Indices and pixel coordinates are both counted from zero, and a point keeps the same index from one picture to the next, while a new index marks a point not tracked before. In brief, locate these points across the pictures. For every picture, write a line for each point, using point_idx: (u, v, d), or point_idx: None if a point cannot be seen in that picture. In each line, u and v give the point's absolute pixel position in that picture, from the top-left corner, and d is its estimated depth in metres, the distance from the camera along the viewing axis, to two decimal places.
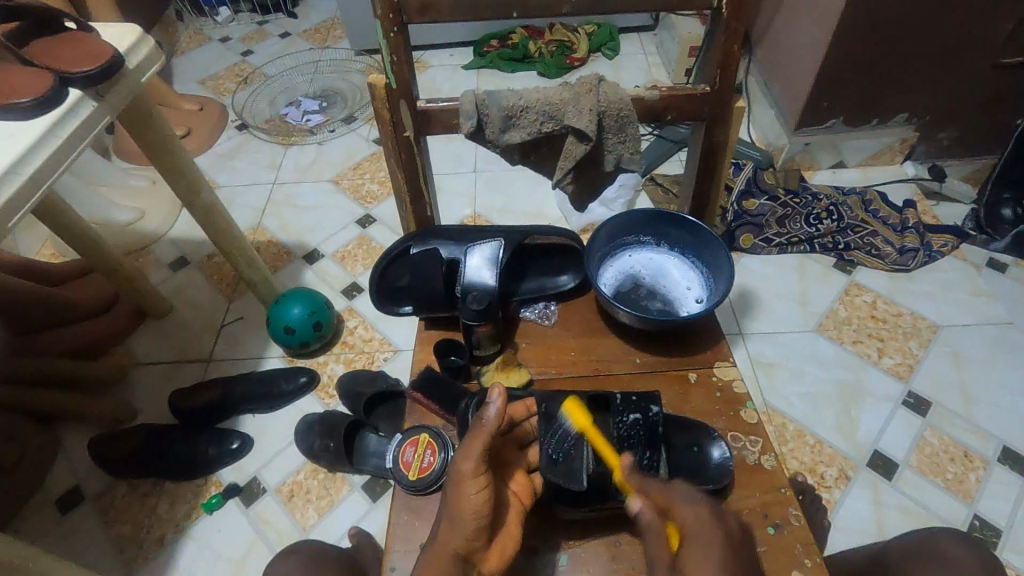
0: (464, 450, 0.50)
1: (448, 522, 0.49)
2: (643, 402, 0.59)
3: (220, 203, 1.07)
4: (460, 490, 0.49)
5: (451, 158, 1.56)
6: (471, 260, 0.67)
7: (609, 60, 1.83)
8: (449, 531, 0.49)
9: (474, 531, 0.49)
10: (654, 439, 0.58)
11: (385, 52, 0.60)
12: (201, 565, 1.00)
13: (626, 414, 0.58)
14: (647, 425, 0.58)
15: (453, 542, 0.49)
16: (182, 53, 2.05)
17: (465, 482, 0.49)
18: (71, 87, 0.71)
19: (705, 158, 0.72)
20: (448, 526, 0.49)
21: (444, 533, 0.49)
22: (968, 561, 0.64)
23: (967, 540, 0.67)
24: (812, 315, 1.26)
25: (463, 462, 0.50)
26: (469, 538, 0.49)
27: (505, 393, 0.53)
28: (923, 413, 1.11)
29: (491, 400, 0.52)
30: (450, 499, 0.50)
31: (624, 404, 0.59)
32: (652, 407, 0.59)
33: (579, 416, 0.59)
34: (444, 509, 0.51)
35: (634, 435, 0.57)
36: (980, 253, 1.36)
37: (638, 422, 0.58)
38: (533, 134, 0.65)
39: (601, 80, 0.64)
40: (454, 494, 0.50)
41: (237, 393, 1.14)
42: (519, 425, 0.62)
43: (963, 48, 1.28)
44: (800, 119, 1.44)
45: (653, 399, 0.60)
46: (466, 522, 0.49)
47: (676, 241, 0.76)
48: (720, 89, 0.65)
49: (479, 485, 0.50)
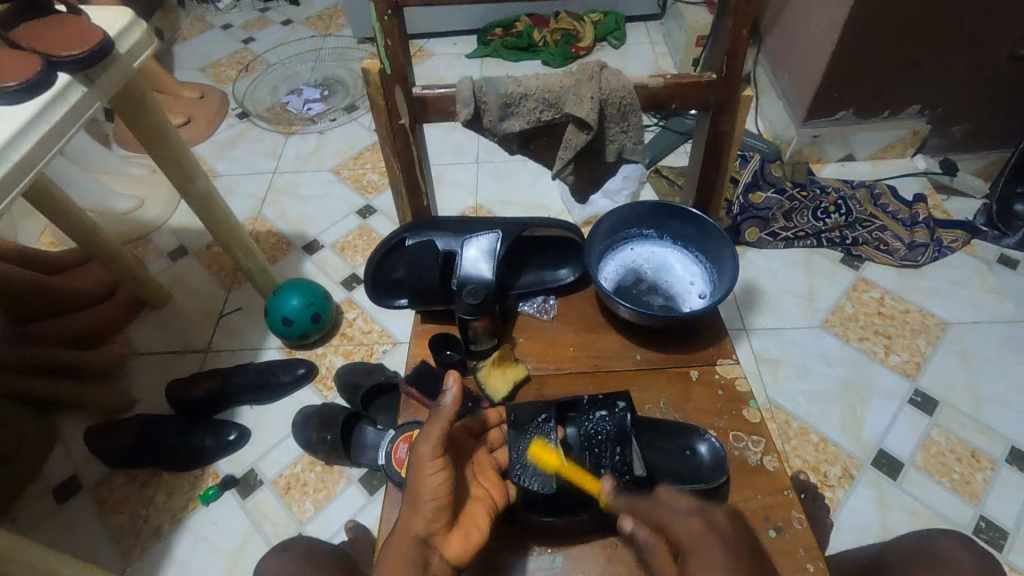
0: (423, 433, 0.51)
1: (409, 507, 0.49)
2: (610, 400, 0.60)
3: (216, 192, 1.05)
4: (418, 473, 0.49)
5: (454, 148, 1.54)
6: (467, 252, 0.66)
7: (616, 49, 1.79)
8: (409, 513, 0.49)
9: (433, 512, 0.48)
10: (624, 436, 0.57)
11: (380, 36, 0.58)
12: (198, 556, 0.99)
13: (594, 413, 0.59)
14: (615, 423, 0.58)
15: (414, 525, 0.48)
16: (183, 40, 2.02)
17: (423, 465, 0.49)
18: (60, 72, 0.69)
19: (711, 150, 0.70)
20: (409, 509, 0.49)
21: (404, 518, 0.49)
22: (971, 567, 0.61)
23: (965, 541, 0.65)
24: (818, 311, 1.23)
25: (422, 444, 0.50)
26: (429, 520, 0.48)
27: (461, 380, 0.54)
28: (930, 412, 1.09)
29: (447, 387, 0.53)
30: (411, 482, 0.50)
31: (591, 403, 0.60)
32: (620, 404, 0.59)
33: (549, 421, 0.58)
34: (404, 496, 0.51)
35: (602, 434, 0.58)
36: (991, 249, 1.33)
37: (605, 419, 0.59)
38: (533, 123, 0.63)
39: (603, 67, 0.62)
40: (413, 476, 0.50)
41: (234, 383, 1.12)
42: (491, 428, 0.61)
43: (979, 39, 1.24)
44: (809, 110, 1.41)
45: (619, 397, 0.60)
46: (425, 502, 0.48)
47: (679, 235, 0.74)
48: (728, 77, 0.63)
49: (436, 468, 0.49)
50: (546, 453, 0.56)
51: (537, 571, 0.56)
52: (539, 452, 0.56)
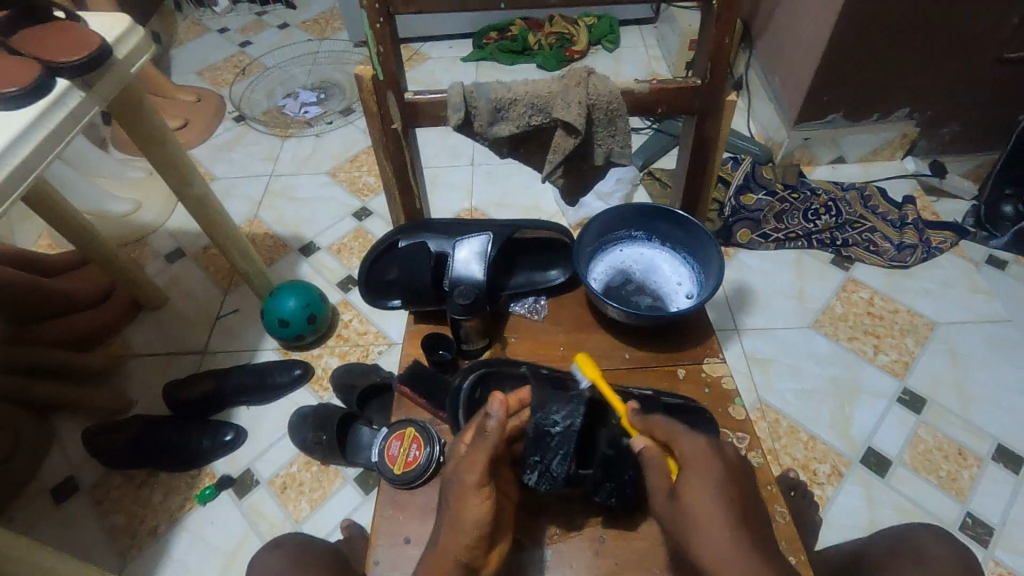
0: (469, 460, 0.51)
1: (449, 528, 0.51)
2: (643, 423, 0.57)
3: (213, 194, 1.06)
4: (462, 500, 0.50)
5: (448, 151, 1.55)
6: (459, 254, 0.67)
7: (609, 53, 1.81)
8: (449, 536, 0.50)
9: (475, 539, 0.50)
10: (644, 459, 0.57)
11: (372, 43, 0.60)
12: (194, 555, 1.00)
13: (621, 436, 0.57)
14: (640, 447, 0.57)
15: (455, 550, 0.50)
16: (180, 43, 2.04)
17: (469, 494, 0.50)
18: (59, 78, 0.71)
19: (696, 153, 0.71)
20: (449, 532, 0.50)
21: (444, 540, 0.51)
22: (947, 560, 0.63)
23: (942, 535, 0.66)
24: (808, 311, 1.25)
25: (467, 471, 0.51)
26: (469, 546, 0.50)
27: (506, 405, 0.54)
28: (918, 410, 1.11)
29: (493, 412, 0.53)
30: (452, 506, 0.51)
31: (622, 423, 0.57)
32: None
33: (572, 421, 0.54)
34: (443, 515, 0.52)
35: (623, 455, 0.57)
36: (980, 250, 1.35)
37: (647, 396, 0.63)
38: (522, 127, 0.64)
39: (591, 72, 0.63)
40: (455, 500, 0.51)
41: (231, 384, 1.13)
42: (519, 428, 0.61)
43: (965, 44, 1.27)
44: (799, 113, 1.43)
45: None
46: (466, 529, 0.50)
47: (668, 236, 0.75)
48: (712, 82, 0.64)
49: (481, 497, 0.50)
50: (589, 361, 0.60)
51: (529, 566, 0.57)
52: (582, 360, 0.60)
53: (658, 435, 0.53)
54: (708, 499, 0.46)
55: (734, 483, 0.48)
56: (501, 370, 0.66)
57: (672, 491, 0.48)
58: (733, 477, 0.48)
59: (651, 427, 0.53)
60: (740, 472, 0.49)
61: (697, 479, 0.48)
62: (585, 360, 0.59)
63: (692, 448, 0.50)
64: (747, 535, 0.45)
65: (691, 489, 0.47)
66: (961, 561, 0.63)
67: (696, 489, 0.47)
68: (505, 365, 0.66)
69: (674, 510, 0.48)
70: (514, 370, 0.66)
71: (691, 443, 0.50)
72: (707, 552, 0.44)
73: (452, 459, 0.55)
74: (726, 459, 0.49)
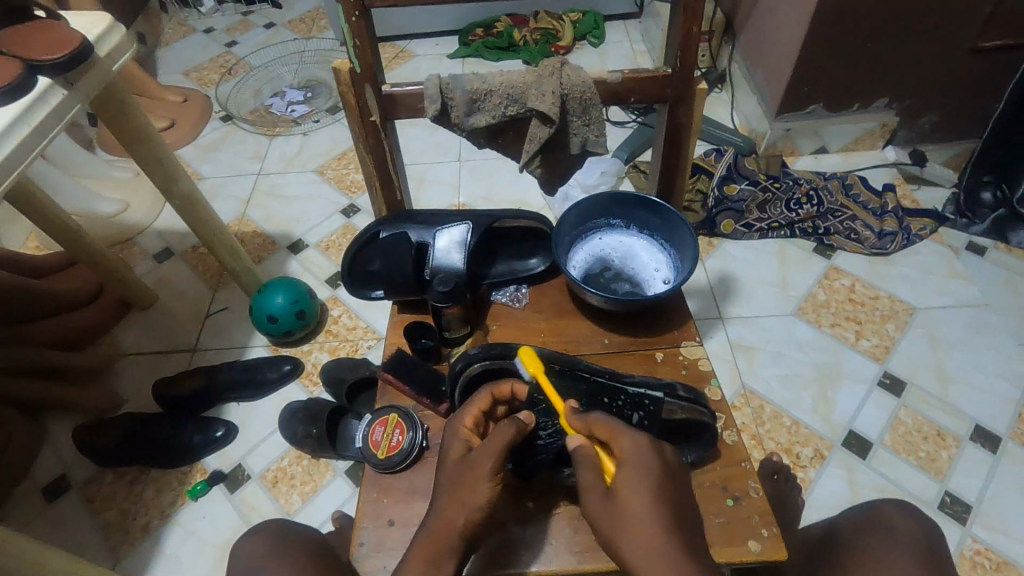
0: (489, 446, 0.55)
1: (451, 505, 0.54)
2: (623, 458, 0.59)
3: (199, 191, 1.07)
4: (472, 483, 0.54)
5: (436, 147, 1.56)
6: (439, 242, 0.69)
7: (594, 48, 1.83)
8: (452, 511, 0.53)
9: (477, 520, 0.53)
10: None
11: (349, 37, 0.61)
12: (186, 550, 1.01)
13: None
14: None
15: (457, 530, 0.53)
16: (166, 44, 2.04)
17: (481, 480, 0.54)
18: (40, 75, 0.71)
19: (670, 141, 0.73)
20: (453, 510, 0.53)
21: (444, 516, 0.53)
22: (913, 531, 0.66)
23: (906, 509, 0.69)
24: (791, 299, 1.27)
25: (484, 457, 0.54)
26: (471, 526, 0.53)
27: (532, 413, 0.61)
28: (898, 394, 1.13)
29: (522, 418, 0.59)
30: (455, 485, 0.54)
31: None
32: None
33: (554, 431, 0.61)
34: (445, 491, 0.55)
35: None
36: (959, 236, 1.38)
37: (657, 398, 0.61)
38: (498, 117, 0.65)
39: (564, 63, 0.64)
40: (466, 478, 0.54)
41: (221, 380, 1.14)
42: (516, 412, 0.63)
43: (941, 34, 1.29)
44: (780, 104, 1.45)
45: None
46: (477, 506, 0.53)
47: (645, 224, 0.77)
48: (682, 70, 0.66)
49: (491, 484, 0.54)
50: (535, 358, 0.61)
51: (511, 544, 0.59)
52: (527, 356, 0.61)
53: (598, 433, 0.55)
54: (642, 498, 0.50)
55: (666, 485, 0.52)
56: (507, 365, 0.63)
57: (606, 490, 0.52)
58: (665, 482, 0.52)
59: (590, 426, 0.56)
60: (673, 475, 0.53)
61: (631, 480, 0.51)
62: (528, 353, 0.62)
63: (628, 443, 0.53)
64: (666, 531, 0.49)
65: (625, 486, 0.51)
66: (926, 535, 0.65)
67: (631, 492, 0.51)
68: (511, 351, 0.64)
69: (605, 506, 0.51)
70: (519, 363, 0.65)
71: (632, 443, 0.53)
72: (635, 549, 0.49)
73: (453, 441, 0.58)
74: (663, 459, 0.54)
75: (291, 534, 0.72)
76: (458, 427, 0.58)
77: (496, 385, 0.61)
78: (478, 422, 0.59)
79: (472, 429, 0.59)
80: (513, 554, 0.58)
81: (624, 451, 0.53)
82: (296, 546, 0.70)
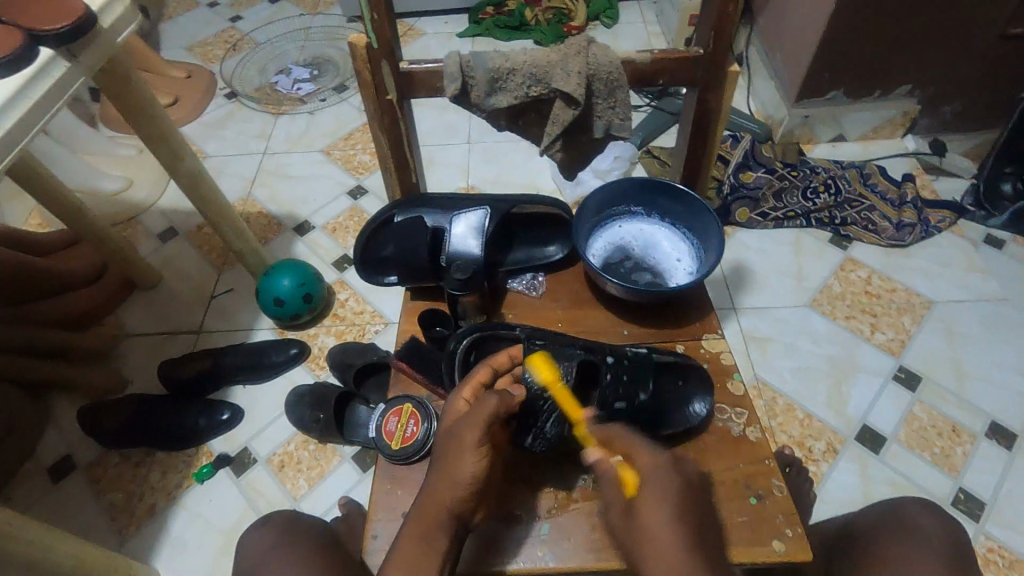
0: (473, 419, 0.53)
1: (441, 480, 0.52)
2: (631, 390, 0.60)
3: (206, 170, 1.05)
4: (459, 457, 0.52)
5: (444, 128, 1.53)
6: (456, 228, 0.66)
7: (607, 29, 1.78)
8: (439, 488, 0.52)
9: (466, 494, 0.52)
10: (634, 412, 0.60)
11: (366, 11, 0.58)
12: (193, 532, 1.01)
13: (612, 400, 0.59)
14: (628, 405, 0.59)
15: (446, 506, 0.51)
16: (169, 17, 1.99)
17: (466, 454, 0.52)
18: (42, 47, 0.69)
19: (698, 126, 0.70)
20: (439, 486, 0.52)
21: (433, 490, 0.52)
22: (937, 530, 0.64)
23: (928, 508, 0.67)
24: (806, 290, 1.25)
25: (467, 430, 0.53)
26: (461, 499, 0.51)
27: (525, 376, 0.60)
28: (913, 388, 1.11)
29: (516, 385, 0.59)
30: (443, 463, 0.53)
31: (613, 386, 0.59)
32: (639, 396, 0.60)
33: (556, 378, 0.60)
34: (438, 466, 0.54)
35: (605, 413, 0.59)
36: (978, 229, 1.35)
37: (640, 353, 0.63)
38: (520, 98, 0.63)
39: (591, 41, 0.62)
40: (454, 454, 0.53)
41: (227, 362, 1.13)
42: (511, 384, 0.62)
43: (970, 20, 1.24)
44: (800, 90, 1.41)
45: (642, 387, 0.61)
46: (464, 481, 0.52)
47: (668, 212, 0.74)
48: (715, 52, 0.63)
49: (476, 458, 0.52)
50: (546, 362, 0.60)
51: (527, 538, 0.58)
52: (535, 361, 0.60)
53: (615, 446, 0.55)
54: (661, 519, 0.48)
55: (689, 497, 0.51)
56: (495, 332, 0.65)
57: (627, 507, 0.50)
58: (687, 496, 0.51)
59: (607, 436, 0.56)
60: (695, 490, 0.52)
61: (653, 504, 0.49)
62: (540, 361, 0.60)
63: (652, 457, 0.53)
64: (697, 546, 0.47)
65: (647, 507, 0.49)
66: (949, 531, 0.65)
67: (653, 509, 0.49)
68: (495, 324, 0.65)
69: (628, 526, 0.50)
70: (507, 330, 0.65)
71: (650, 460, 0.53)
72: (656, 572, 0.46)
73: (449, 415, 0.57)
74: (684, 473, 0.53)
75: (300, 522, 0.71)
76: (455, 400, 0.57)
77: (493, 357, 0.60)
78: (477, 394, 0.57)
79: (470, 401, 0.57)
80: (529, 548, 0.58)
81: (646, 468, 0.52)
82: (306, 536, 0.69)
